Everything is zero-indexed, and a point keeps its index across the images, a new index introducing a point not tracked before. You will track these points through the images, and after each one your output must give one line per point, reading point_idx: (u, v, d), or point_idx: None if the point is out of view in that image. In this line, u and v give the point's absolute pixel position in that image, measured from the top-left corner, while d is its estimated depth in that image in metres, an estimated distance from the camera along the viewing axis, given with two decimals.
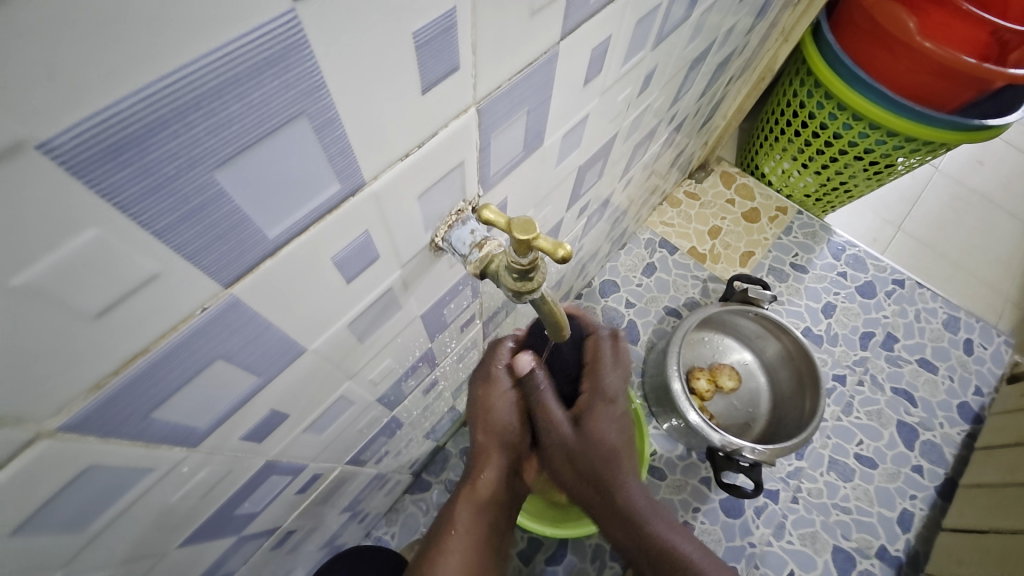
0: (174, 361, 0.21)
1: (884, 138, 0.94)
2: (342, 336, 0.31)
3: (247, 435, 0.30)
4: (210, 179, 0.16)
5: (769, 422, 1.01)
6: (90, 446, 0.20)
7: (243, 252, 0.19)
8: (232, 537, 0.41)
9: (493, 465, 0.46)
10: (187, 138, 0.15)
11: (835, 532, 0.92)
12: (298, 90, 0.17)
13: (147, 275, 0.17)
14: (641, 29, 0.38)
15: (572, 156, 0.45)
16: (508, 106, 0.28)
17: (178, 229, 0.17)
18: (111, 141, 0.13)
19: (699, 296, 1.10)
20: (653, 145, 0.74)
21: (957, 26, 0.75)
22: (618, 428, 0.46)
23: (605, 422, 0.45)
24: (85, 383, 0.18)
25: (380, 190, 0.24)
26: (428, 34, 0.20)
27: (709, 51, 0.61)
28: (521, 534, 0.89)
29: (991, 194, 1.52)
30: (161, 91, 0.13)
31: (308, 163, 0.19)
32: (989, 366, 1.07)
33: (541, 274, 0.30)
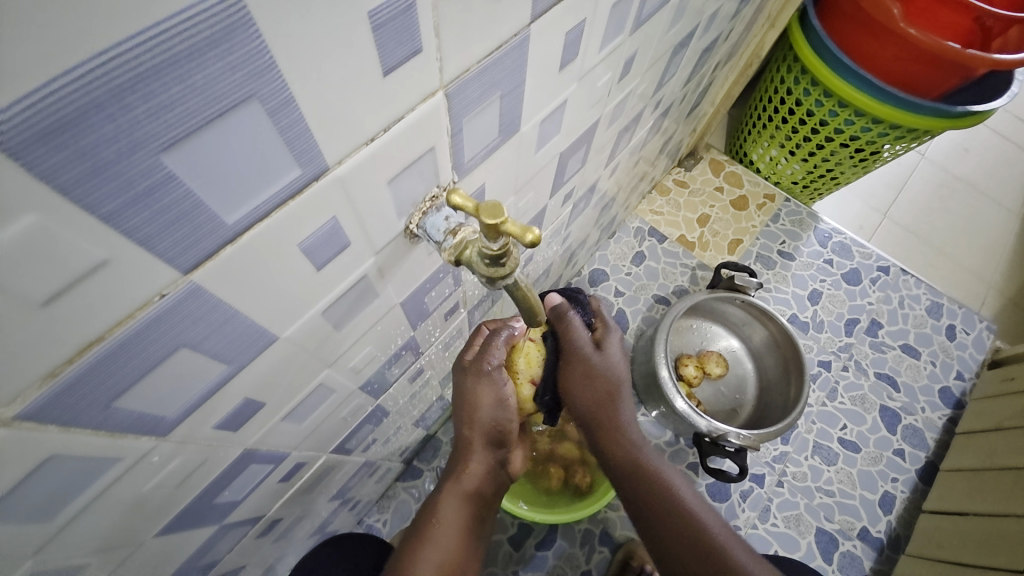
0: (134, 349, 0.20)
1: (870, 125, 0.94)
2: (317, 325, 0.31)
3: (221, 424, 0.30)
4: (156, 163, 0.16)
5: (755, 407, 1.02)
6: (51, 435, 0.20)
7: (200, 238, 0.19)
8: (215, 526, 0.41)
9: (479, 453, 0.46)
10: (125, 120, 0.14)
11: (818, 515, 0.94)
12: (245, 71, 0.16)
13: (96, 261, 0.17)
14: (619, 11, 0.37)
15: (553, 142, 0.45)
16: (479, 90, 0.28)
17: (126, 213, 0.16)
18: (44, 125, 0.13)
19: (688, 284, 1.11)
20: (639, 132, 0.73)
21: (941, 13, 0.75)
22: (625, 363, 0.52)
23: (615, 352, 0.51)
24: (39, 371, 0.18)
25: (346, 175, 0.24)
26: (385, 15, 0.19)
27: (693, 36, 0.61)
28: (511, 521, 0.90)
29: (977, 180, 1.54)
30: (93, 71, 0.13)
31: (264, 147, 0.19)
32: (971, 351, 1.09)
33: (513, 259, 0.30)
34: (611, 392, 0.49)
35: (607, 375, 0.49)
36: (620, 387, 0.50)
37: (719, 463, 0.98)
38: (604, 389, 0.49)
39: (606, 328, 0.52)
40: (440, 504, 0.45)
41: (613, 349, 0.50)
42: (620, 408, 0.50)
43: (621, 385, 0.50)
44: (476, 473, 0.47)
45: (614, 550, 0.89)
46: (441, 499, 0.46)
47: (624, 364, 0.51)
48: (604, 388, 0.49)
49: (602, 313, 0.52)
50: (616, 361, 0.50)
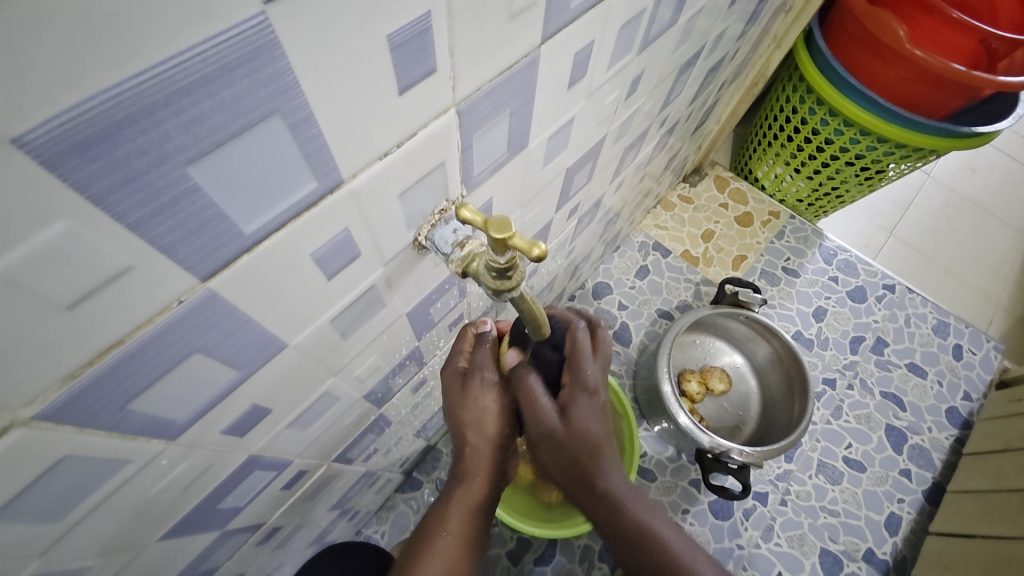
0: (151, 353, 0.21)
1: (874, 144, 0.95)
2: (325, 333, 0.32)
3: (229, 429, 0.31)
4: (182, 175, 0.17)
5: (759, 425, 1.02)
6: (66, 435, 0.21)
7: (218, 247, 0.20)
8: (216, 531, 0.41)
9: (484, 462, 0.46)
10: (156, 134, 0.15)
11: (822, 535, 0.92)
12: (270, 90, 0.17)
13: (120, 268, 0.17)
14: (627, 32, 0.38)
15: (560, 157, 0.46)
16: (490, 108, 0.29)
17: (152, 222, 0.17)
18: (81, 137, 0.14)
19: (691, 299, 1.11)
20: (645, 148, 0.74)
21: (946, 34, 0.76)
22: (603, 417, 0.46)
23: (587, 411, 0.45)
24: (59, 372, 0.18)
25: (359, 188, 0.24)
26: (403, 37, 0.20)
27: (699, 56, 0.62)
28: (510, 534, 0.89)
29: (982, 201, 1.54)
30: (131, 88, 0.14)
31: (283, 161, 0.19)
32: (978, 371, 1.08)
33: (519, 272, 0.30)
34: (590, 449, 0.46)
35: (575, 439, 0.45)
36: (599, 440, 0.46)
37: (722, 480, 0.97)
38: (582, 451, 0.46)
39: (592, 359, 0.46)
40: (446, 512, 0.44)
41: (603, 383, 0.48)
42: (601, 461, 0.47)
43: (597, 445, 0.46)
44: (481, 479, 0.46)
45: (614, 566, 0.87)
46: (447, 508, 0.45)
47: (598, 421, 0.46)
48: (582, 448, 0.45)
49: (580, 351, 0.45)
50: (589, 427, 0.45)
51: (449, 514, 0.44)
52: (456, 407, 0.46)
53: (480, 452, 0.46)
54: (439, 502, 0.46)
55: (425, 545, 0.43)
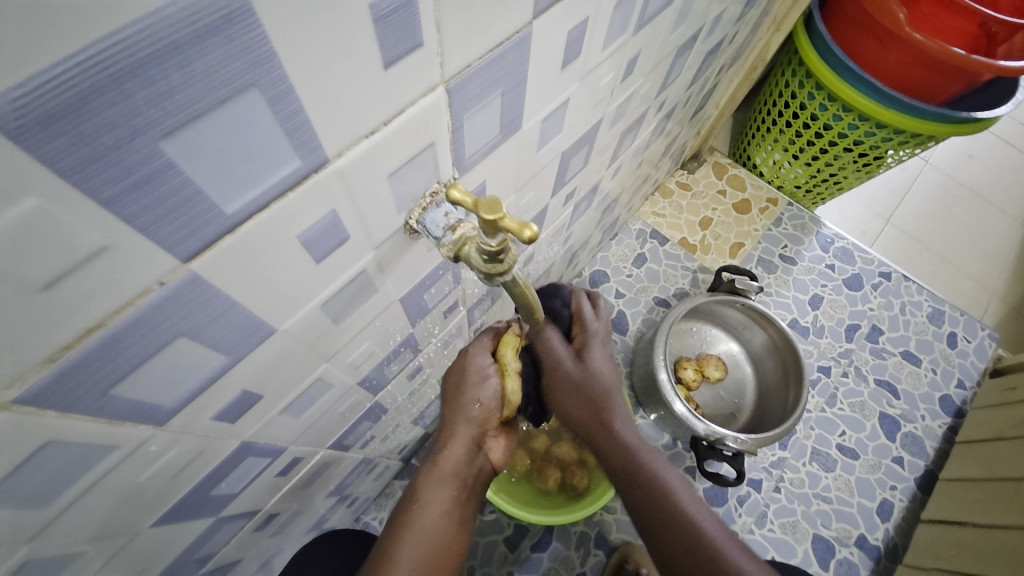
0: (132, 337, 0.21)
1: (873, 130, 0.94)
2: (315, 318, 0.31)
3: (219, 415, 0.30)
4: (155, 150, 0.16)
5: (754, 412, 1.02)
6: (48, 420, 0.20)
7: (199, 226, 0.19)
8: (210, 518, 0.41)
9: (460, 439, 0.46)
10: (125, 107, 0.15)
11: (815, 521, 0.93)
12: (245, 62, 0.16)
13: (95, 248, 0.17)
14: (623, 11, 0.38)
15: (554, 141, 0.45)
16: (480, 87, 0.28)
17: (126, 200, 0.16)
18: (46, 109, 0.13)
19: (689, 287, 1.11)
20: (642, 133, 0.73)
21: (946, 18, 0.75)
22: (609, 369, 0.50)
23: (602, 357, 0.50)
24: (37, 355, 0.18)
25: (345, 168, 0.24)
26: (387, 9, 0.19)
27: (697, 38, 0.61)
28: (507, 521, 0.90)
29: (980, 188, 1.54)
30: (93, 56, 0.13)
31: (263, 139, 0.19)
32: (972, 359, 1.09)
33: (511, 256, 0.30)
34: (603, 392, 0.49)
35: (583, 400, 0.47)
36: (609, 394, 0.49)
37: (718, 467, 0.98)
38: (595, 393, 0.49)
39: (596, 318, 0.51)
40: (425, 492, 0.45)
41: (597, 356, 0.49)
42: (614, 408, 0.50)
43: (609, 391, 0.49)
44: (456, 459, 0.46)
45: (610, 552, 0.89)
46: (427, 489, 0.45)
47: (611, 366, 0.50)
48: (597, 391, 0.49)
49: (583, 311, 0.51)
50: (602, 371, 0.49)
51: (420, 489, 0.45)
52: (446, 382, 0.48)
53: (462, 432, 0.46)
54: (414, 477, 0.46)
55: (403, 523, 0.43)
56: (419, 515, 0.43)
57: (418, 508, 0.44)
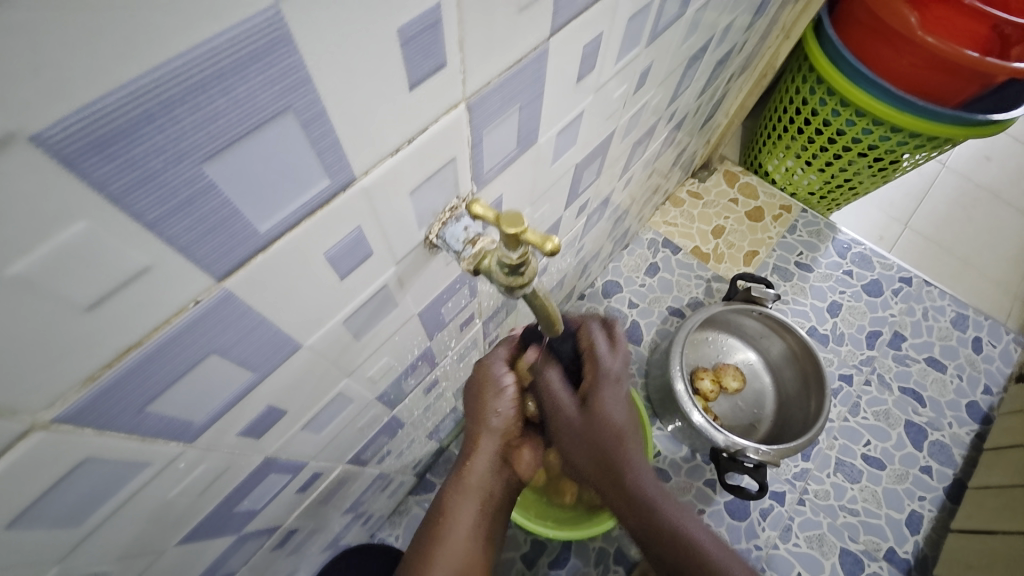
0: (167, 355, 0.21)
1: (887, 134, 0.93)
2: (338, 333, 0.32)
3: (245, 431, 0.31)
4: (198, 173, 0.17)
5: (775, 423, 1.00)
6: (86, 438, 0.21)
7: (234, 245, 0.20)
8: (233, 535, 0.41)
9: (484, 453, 0.46)
10: (172, 132, 0.15)
11: (842, 534, 0.91)
12: (282, 86, 0.17)
13: (137, 268, 0.17)
14: (636, 24, 0.38)
15: (568, 154, 0.45)
16: (500, 103, 0.29)
17: (168, 221, 0.17)
18: (100, 135, 0.14)
19: (703, 296, 1.10)
20: (653, 144, 0.74)
21: (958, 21, 0.75)
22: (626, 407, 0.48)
23: (612, 399, 0.47)
24: (78, 374, 0.18)
25: (370, 185, 0.24)
26: (414, 30, 0.20)
27: (707, 48, 0.61)
28: (524, 537, 0.89)
29: (998, 189, 1.51)
30: (145, 86, 0.14)
31: (296, 160, 0.19)
32: (998, 364, 1.06)
33: (531, 268, 0.30)
34: (615, 438, 0.47)
35: (600, 429, 0.47)
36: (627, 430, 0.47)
37: (738, 479, 0.96)
38: (603, 439, 0.47)
39: (612, 354, 0.49)
40: (454, 506, 0.45)
41: (608, 401, 0.47)
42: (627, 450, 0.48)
43: (623, 433, 0.47)
44: (481, 473, 0.46)
45: (631, 568, 0.86)
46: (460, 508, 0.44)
47: (624, 409, 0.48)
48: (605, 436, 0.47)
49: (595, 348, 0.48)
50: (613, 415, 0.46)
51: (447, 503, 0.45)
52: (467, 394, 0.47)
53: (488, 445, 0.46)
54: (441, 491, 0.46)
55: (432, 541, 0.43)
56: (450, 530, 0.43)
57: (446, 523, 0.44)
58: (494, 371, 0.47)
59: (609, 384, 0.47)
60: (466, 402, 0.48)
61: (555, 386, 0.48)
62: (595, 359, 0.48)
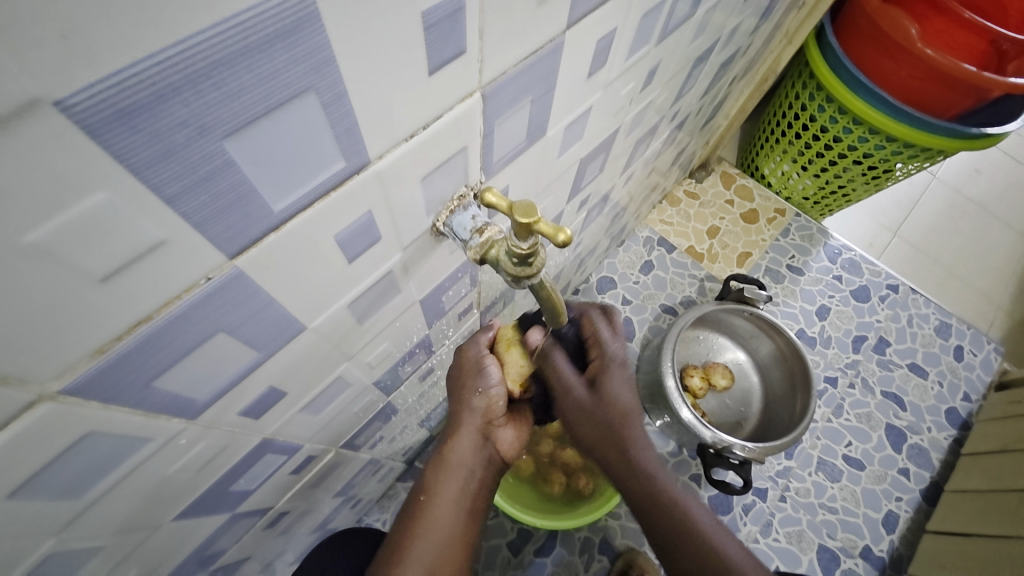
0: (176, 331, 0.21)
1: (884, 143, 0.95)
2: (342, 316, 0.32)
3: (245, 410, 0.31)
4: (219, 149, 0.16)
5: (760, 422, 1.02)
6: (91, 411, 0.21)
7: (248, 224, 0.20)
8: (226, 514, 0.41)
9: (466, 433, 0.47)
10: (197, 107, 0.15)
11: (820, 532, 0.93)
12: (305, 66, 0.17)
13: (153, 242, 0.17)
14: (648, 22, 0.38)
15: (574, 148, 0.46)
16: (513, 93, 0.29)
17: (186, 196, 0.17)
18: (124, 106, 0.14)
19: (696, 295, 1.11)
20: (655, 142, 0.74)
21: (958, 34, 0.77)
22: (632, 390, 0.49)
23: (620, 383, 0.48)
24: (89, 346, 0.18)
25: (384, 170, 0.24)
26: (437, 16, 0.20)
27: (713, 49, 0.61)
28: (511, 525, 0.90)
29: (986, 202, 1.54)
30: (172, 58, 0.14)
31: (315, 141, 0.19)
32: (978, 372, 1.09)
33: (540, 260, 0.30)
34: (620, 417, 0.48)
35: (606, 409, 0.47)
36: (632, 412, 0.49)
37: (722, 475, 0.98)
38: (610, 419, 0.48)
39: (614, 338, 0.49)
40: (436, 482, 0.45)
41: (615, 382, 0.48)
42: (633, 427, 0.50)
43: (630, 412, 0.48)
44: (464, 451, 0.47)
45: (614, 559, 0.88)
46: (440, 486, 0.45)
47: (630, 392, 0.49)
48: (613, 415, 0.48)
49: (601, 336, 0.48)
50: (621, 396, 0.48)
51: (429, 478, 0.45)
52: (450, 376, 0.49)
53: (469, 424, 0.48)
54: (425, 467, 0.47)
55: (416, 515, 0.43)
56: (432, 504, 0.44)
57: (429, 498, 0.44)
58: (474, 352, 0.49)
59: (615, 367, 0.48)
60: (449, 384, 0.50)
61: (559, 364, 0.47)
62: (599, 344, 0.48)
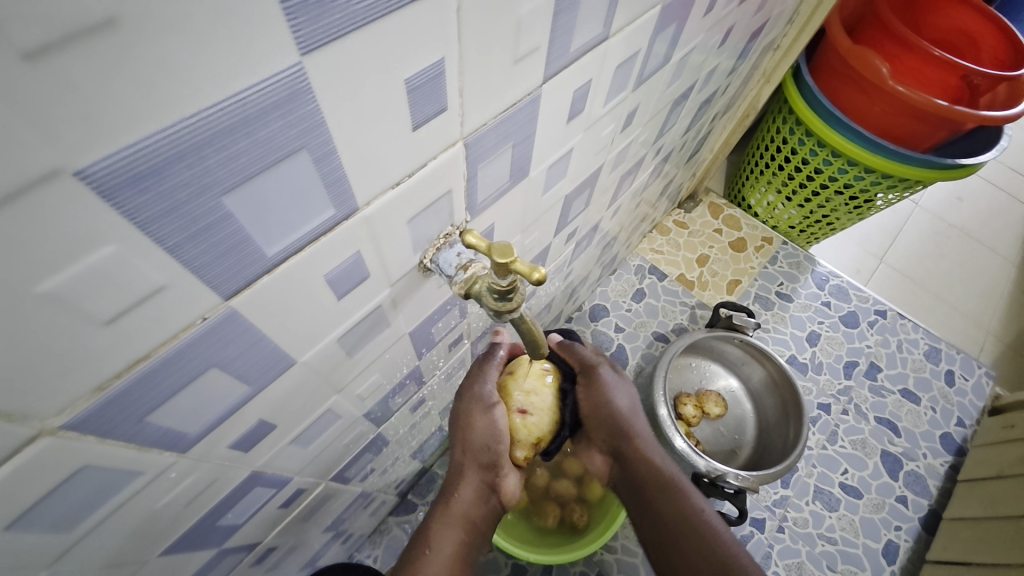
0: (170, 368, 0.22)
1: (862, 174, 0.99)
2: (332, 350, 0.33)
3: (235, 443, 0.31)
4: (218, 204, 0.18)
5: (755, 449, 1.02)
6: (86, 446, 0.22)
7: (243, 267, 0.21)
8: (213, 550, 0.41)
9: (470, 483, 0.48)
10: (199, 168, 0.17)
11: (821, 564, 0.92)
12: (299, 129, 0.19)
13: (153, 287, 0.19)
14: (623, 71, 0.41)
15: (559, 185, 0.48)
16: (495, 140, 0.31)
17: (186, 245, 0.18)
18: (133, 172, 0.15)
19: (687, 322, 1.13)
20: (641, 175, 0.77)
21: (928, 70, 0.82)
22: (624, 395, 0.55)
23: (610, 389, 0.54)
24: (88, 384, 0.20)
25: (371, 215, 0.26)
26: (419, 80, 0.22)
27: (692, 90, 0.65)
28: (506, 559, 0.88)
29: (969, 229, 1.58)
30: (179, 130, 0.15)
31: (307, 192, 0.21)
32: (970, 398, 1.09)
33: (520, 295, 0.32)
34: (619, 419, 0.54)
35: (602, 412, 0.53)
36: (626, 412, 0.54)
37: (719, 506, 0.97)
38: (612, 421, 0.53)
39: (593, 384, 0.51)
40: (433, 532, 0.46)
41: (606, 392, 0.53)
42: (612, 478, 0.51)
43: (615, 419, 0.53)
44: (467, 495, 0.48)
45: None
46: (439, 525, 0.46)
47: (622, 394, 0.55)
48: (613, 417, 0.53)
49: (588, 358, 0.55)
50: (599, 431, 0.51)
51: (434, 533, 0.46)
52: (453, 418, 0.49)
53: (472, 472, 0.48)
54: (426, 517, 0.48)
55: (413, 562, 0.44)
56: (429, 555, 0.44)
57: (428, 549, 0.45)
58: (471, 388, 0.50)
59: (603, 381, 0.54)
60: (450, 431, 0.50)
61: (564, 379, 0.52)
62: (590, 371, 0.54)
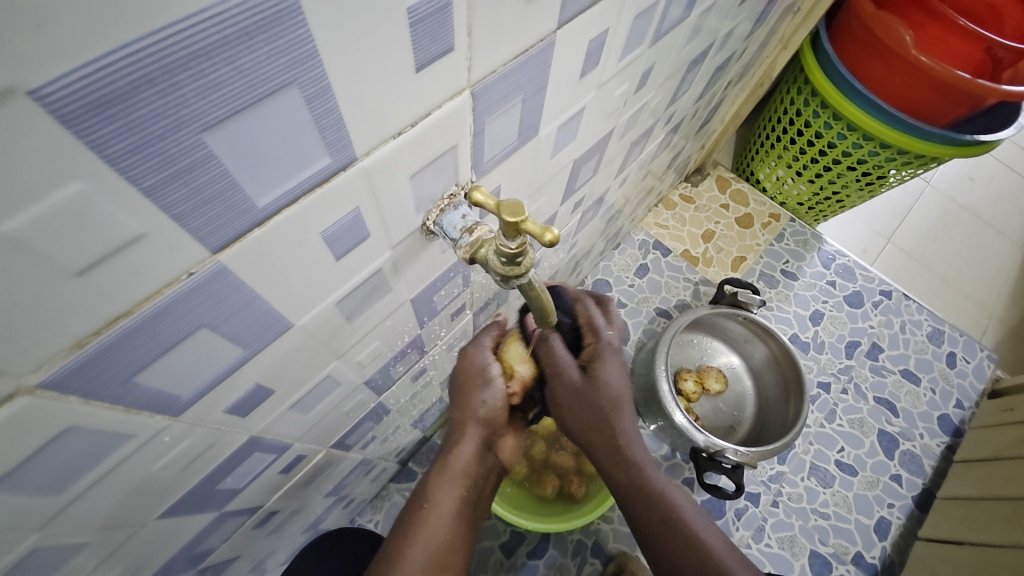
0: (156, 327, 0.21)
1: (878, 149, 0.95)
2: (330, 314, 0.32)
3: (231, 408, 0.30)
4: (198, 141, 0.16)
5: (753, 426, 1.02)
6: (71, 406, 0.21)
7: (230, 218, 0.20)
8: (212, 514, 0.41)
9: (470, 442, 0.46)
10: (174, 98, 0.15)
11: (813, 537, 0.93)
12: (288, 58, 0.17)
13: (132, 235, 0.17)
14: (641, 26, 0.38)
15: (567, 150, 0.46)
16: (504, 91, 0.29)
17: (165, 189, 0.17)
18: (97, 95, 0.13)
19: (690, 299, 1.11)
20: (650, 145, 0.74)
21: (952, 41, 0.78)
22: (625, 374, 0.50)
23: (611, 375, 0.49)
24: (66, 340, 0.18)
25: (371, 166, 0.24)
26: (423, 12, 0.20)
27: (708, 54, 0.62)
28: (504, 528, 0.89)
29: (980, 210, 1.55)
30: (148, 49, 0.13)
31: (299, 136, 0.19)
32: (971, 379, 1.09)
33: (529, 259, 0.30)
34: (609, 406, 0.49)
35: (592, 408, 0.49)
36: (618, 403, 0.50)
37: (715, 480, 0.99)
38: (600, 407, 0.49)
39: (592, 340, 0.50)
40: (434, 491, 0.45)
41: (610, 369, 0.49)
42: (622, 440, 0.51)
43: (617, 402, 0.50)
44: (466, 458, 0.46)
45: (606, 562, 0.88)
46: (439, 484, 0.45)
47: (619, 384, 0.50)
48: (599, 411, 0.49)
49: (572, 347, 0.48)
50: (606, 402, 0.49)
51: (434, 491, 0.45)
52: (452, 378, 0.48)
53: (470, 436, 0.46)
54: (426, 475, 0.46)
55: (414, 524, 0.43)
56: (431, 514, 0.44)
57: (429, 508, 0.44)
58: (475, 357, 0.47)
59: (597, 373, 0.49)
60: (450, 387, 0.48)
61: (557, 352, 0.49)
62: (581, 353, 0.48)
